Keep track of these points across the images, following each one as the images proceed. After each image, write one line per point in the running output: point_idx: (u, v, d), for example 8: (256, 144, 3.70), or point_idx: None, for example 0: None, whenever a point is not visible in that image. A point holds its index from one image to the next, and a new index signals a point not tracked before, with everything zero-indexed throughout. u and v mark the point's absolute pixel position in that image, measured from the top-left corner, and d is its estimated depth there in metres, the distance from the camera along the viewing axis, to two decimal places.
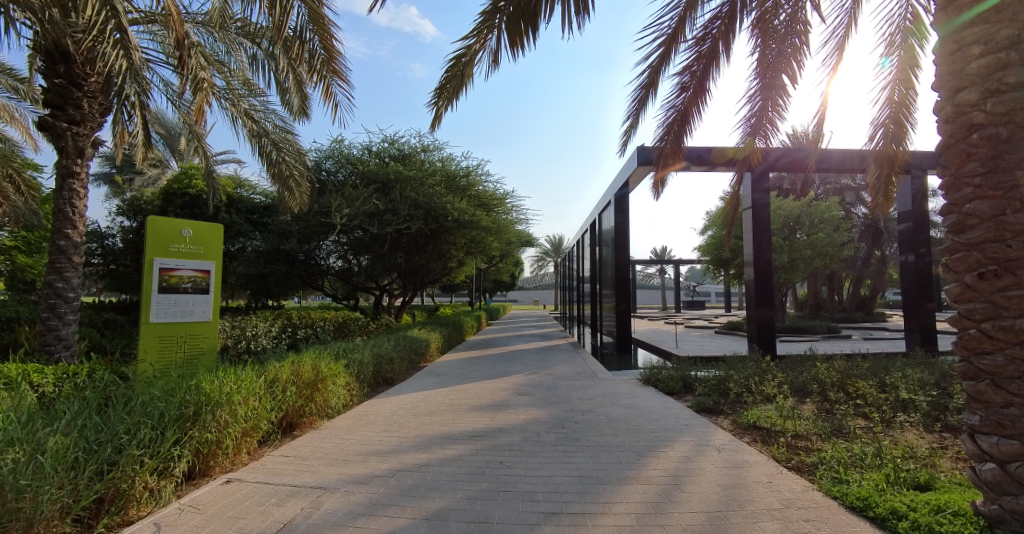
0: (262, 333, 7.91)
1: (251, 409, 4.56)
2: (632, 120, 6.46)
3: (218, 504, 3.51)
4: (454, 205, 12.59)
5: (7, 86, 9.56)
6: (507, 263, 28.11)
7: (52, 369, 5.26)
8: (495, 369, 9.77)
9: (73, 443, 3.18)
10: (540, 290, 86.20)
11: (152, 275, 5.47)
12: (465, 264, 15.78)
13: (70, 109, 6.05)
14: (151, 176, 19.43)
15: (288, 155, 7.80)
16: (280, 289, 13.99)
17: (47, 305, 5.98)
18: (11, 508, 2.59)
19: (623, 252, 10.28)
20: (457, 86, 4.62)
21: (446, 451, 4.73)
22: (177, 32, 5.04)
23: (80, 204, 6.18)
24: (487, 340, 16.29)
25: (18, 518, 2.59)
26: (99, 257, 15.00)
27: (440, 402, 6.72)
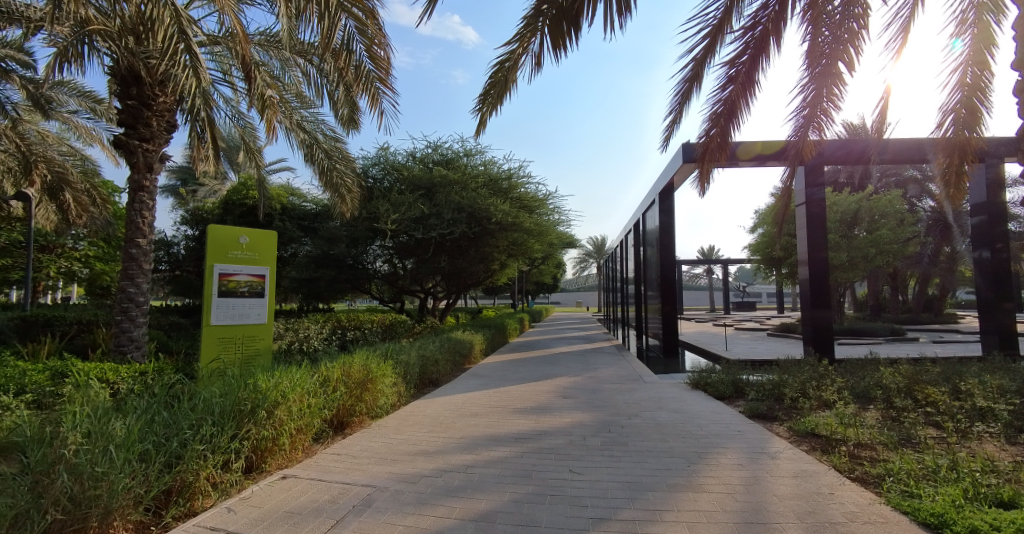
0: (314, 334, 8.21)
1: (305, 408, 4.73)
2: (677, 116, 6.27)
3: (274, 498, 3.66)
4: (498, 207, 12.63)
5: (85, 107, 10.37)
6: (549, 265, 28.02)
7: (125, 367, 5.65)
8: (538, 371, 9.70)
9: (144, 437, 3.41)
10: (582, 291, 85.38)
11: (212, 280, 5.79)
12: (507, 266, 15.79)
13: (141, 127, 6.49)
14: (211, 188, 20.70)
15: (336, 164, 8.05)
16: (330, 292, 14.49)
17: (121, 309, 6.42)
18: (90, 495, 2.82)
19: (669, 252, 9.98)
20: (500, 90, 4.64)
21: (492, 453, 4.72)
22: (241, 50, 5.28)
23: (149, 215, 6.63)
24: (531, 342, 16.20)
25: (97, 505, 2.83)
26: (166, 264, 16.11)
27: (484, 404, 6.73)
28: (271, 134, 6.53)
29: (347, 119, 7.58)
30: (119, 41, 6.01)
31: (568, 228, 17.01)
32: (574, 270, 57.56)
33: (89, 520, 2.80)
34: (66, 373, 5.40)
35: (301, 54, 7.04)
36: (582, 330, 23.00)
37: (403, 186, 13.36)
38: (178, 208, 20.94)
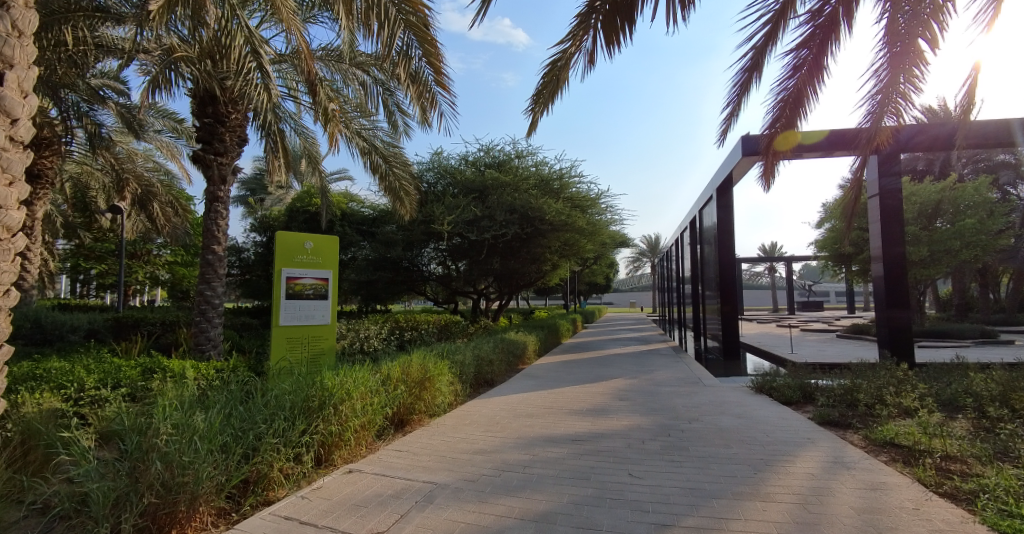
0: (373, 335, 8.53)
1: (368, 405, 4.91)
2: (736, 108, 6.01)
3: (342, 491, 3.81)
4: (550, 206, 12.60)
5: (169, 126, 11.32)
6: (601, 265, 27.64)
7: (205, 365, 6.09)
8: (593, 372, 9.60)
9: (224, 429, 3.67)
10: (633, 292, 83.44)
11: (280, 283, 6.13)
12: (559, 267, 15.72)
13: (216, 142, 7.00)
14: (277, 197, 22.01)
15: (394, 169, 8.31)
16: (387, 294, 15.00)
17: (199, 310, 6.92)
18: (179, 482, 3.08)
19: (728, 249, 9.57)
20: (552, 90, 4.63)
21: (549, 453, 4.69)
22: (306, 66, 5.56)
23: (223, 223, 7.10)
24: (583, 343, 16.02)
25: (185, 491, 3.09)
26: (238, 269, 17.29)
27: (539, 405, 6.71)
28: (331, 144, 6.81)
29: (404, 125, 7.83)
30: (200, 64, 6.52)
31: (621, 227, 16.70)
32: (627, 270, 56.46)
33: (179, 505, 3.06)
34: (155, 368, 5.90)
35: (361, 65, 7.36)
36: (636, 331, 22.48)
37: (456, 189, 13.62)
38: (248, 216, 22.42)
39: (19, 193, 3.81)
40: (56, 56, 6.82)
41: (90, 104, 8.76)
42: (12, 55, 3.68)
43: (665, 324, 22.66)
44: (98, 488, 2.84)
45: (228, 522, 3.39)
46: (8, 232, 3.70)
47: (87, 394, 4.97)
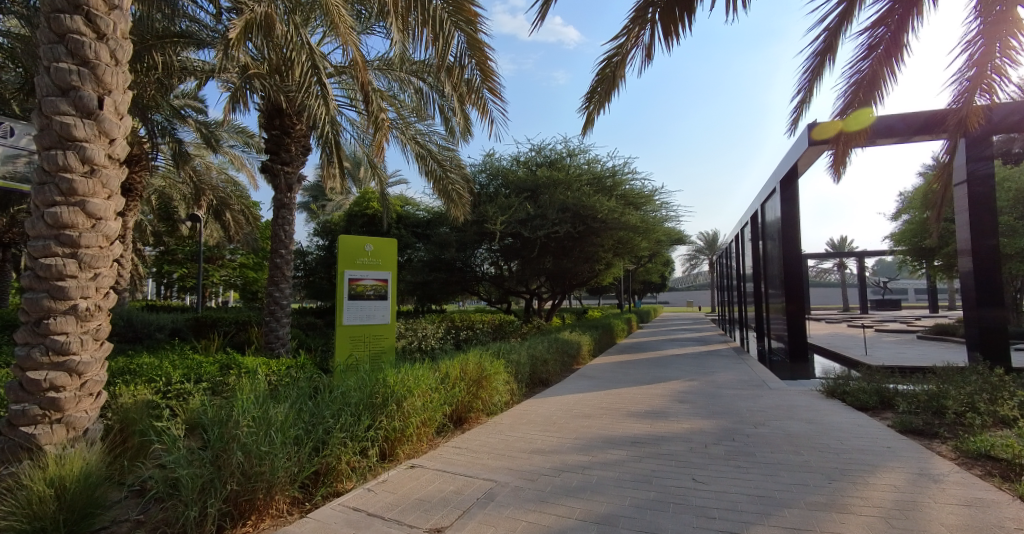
0: (430, 334, 8.75)
1: (428, 402, 5.03)
2: (807, 95, 5.71)
3: (406, 485, 3.93)
4: (603, 204, 12.42)
5: (241, 140, 12.13)
6: (656, 263, 26.99)
7: (276, 362, 6.45)
8: (650, 373, 9.37)
9: (296, 422, 3.89)
10: (688, 291, 80.69)
11: (343, 285, 6.39)
12: (612, 266, 15.49)
13: (282, 153, 7.42)
14: (337, 202, 23.07)
15: (448, 172, 8.48)
16: (442, 294, 15.32)
17: (269, 311, 7.34)
18: (257, 471, 3.30)
19: (794, 245, 9.05)
20: (607, 87, 4.73)
21: (608, 455, 4.63)
22: (363, 76, 5.77)
23: (290, 229, 7.51)
24: (638, 343, 15.68)
25: (262, 480, 3.32)
26: (302, 272, 18.27)
27: (597, 405, 6.64)
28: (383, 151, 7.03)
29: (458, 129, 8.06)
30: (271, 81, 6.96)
31: (676, 224, 16.25)
32: (683, 267, 54.77)
33: (257, 492, 3.30)
34: (231, 365, 6.32)
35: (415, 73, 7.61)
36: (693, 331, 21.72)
37: (509, 190, 13.73)
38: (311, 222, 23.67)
39: (115, 204, 4.18)
40: (147, 80, 7.50)
41: (173, 122, 9.54)
42: (110, 81, 4.08)
43: (725, 323, 21.74)
44: (187, 474, 3.06)
45: (302, 511, 3.60)
46: (106, 240, 4.07)
47: (172, 388, 5.39)
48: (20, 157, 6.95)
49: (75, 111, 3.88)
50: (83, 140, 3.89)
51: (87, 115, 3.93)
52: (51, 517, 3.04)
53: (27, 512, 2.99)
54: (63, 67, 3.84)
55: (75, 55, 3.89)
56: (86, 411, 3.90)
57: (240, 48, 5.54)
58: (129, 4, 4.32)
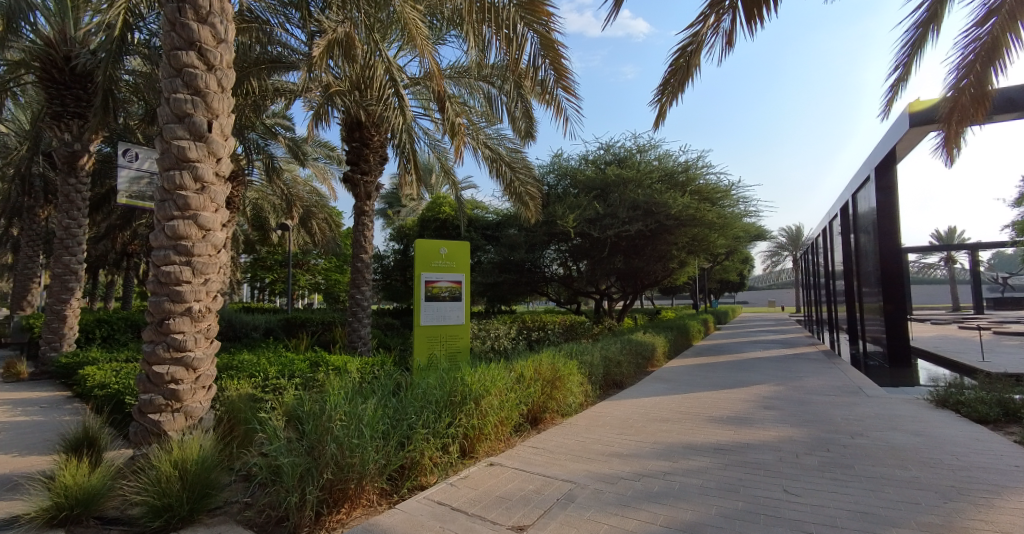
0: (503, 334, 8.91)
1: (504, 402, 5.12)
2: (906, 71, 5.21)
3: (487, 482, 4.04)
4: (676, 200, 12.01)
5: (324, 153, 13.03)
6: (734, 260, 25.58)
7: (361, 360, 6.87)
8: (731, 377, 8.94)
9: (383, 417, 4.12)
10: (767, 290, 75.49)
11: (420, 287, 6.70)
12: (687, 264, 14.89)
13: (362, 163, 7.87)
14: (410, 207, 24.13)
15: (519, 174, 8.58)
16: (512, 295, 15.52)
17: (352, 312, 7.80)
18: (349, 462, 3.53)
19: (892, 239, 8.26)
20: (681, 77, 4.61)
21: (691, 462, 4.48)
22: (439, 85, 5.97)
23: (369, 234, 7.93)
24: (715, 345, 14.96)
25: (353, 471, 3.54)
26: (380, 274, 19.23)
27: (675, 409, 6.44)
28: (459, 155, 7.22)
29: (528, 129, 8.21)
30: (352, 96, 7.43)
31: (755, 218, 15.38)
32: (763, 264, 51.31)
33: (350, 482, 3.53)
34: (320, 362, 6.80)
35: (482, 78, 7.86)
36: (777, 333, 20.31)
37: (577, 189, 13.65)
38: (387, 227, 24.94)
39: (222, 217, 4.63)
40: (246, 103, 8.27)
41: (266, 139, 10.44)
42: (218, 106, 4.54)
43: (812, 323, 20.17)
44: (288, 463, 3.33)
45: (390, 502, 3.80)
46: (215, 249, 4.52)
47: (270, 383, 5.89)
48: (143, 177, 7.89)
49: (189, 135, 4.35)
50: (196, 160, 4.36)
51: (198, 138, 4.40)
52: (176, 496, 3.44)
53: (158, 489, 3.43)
54: (180, 96, 4.33)
55: (190, 86, 4.37)
56: (200, 403, 4.37)
57: (324, 67, 5.94)
58: (233, 35, 4.76)
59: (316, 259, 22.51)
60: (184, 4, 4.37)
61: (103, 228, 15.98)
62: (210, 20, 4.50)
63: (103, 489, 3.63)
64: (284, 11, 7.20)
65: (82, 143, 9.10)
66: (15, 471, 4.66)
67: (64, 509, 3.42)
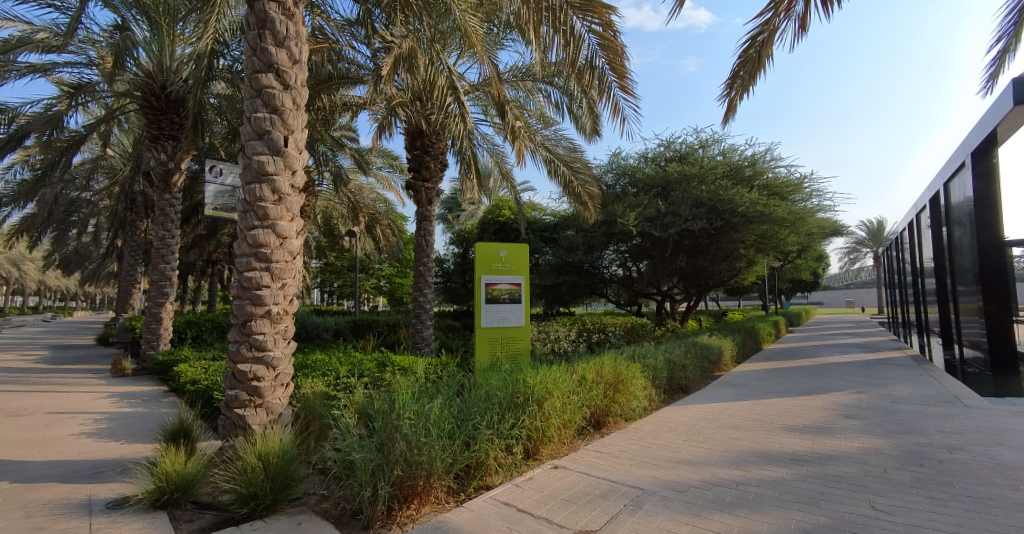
0: (563, 337, 8.88)
1: (566, 404, 5.10)
2: (1011, 43, 4.73)
3: (552, 485, 4.03)
4: (742, 196, 11.49)
5: (387, 162, 13.61)
6: (807, 258, 24.01)
7: (425, 360, 7.08)
8: (807, 383, 8.39)
9: (449, 417, 4.22)
10: (844, 290, 69.96)
11: (481, 289, 6.83)
12: (755, 263, 14.14)
13: (423, 170, 8.14)
14: (469, 211, 24.65)
15: (577, 175, 8.53)
16: (570, 297, 15.43)
17: (415, 314, 8.07)
18: (417, 460, 3.64)
19: (993, 231, 7.44)
20: (751, 67, 4.98)
21: (766, 472, 4.25)
22: (498, 90, 6.05)
23: (431, 239, 8.18)
24: (787, 348, 14.09)
25: (421, 469, 3.65)
26: (440, 277, 19.71)
27: (746, 416, 6.14)
28: (518, 158, 7.29)
29: (586, 128, 8.16)
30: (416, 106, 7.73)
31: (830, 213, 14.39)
32: (840, 262, 47.62)
33: (419, 479, 3.64)
34: (387, 362, 7.09)
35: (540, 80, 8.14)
36: (857, 336, 18.82)
37: (637, 188, 13.37)
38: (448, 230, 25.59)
39: (297, 225, 4.93)
40: (317, 118, 8.80)
41: (335, 151, 11.05)
42: (293, 122, 4.86)
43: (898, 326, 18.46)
44: (361, 458, 3.50)
45: (457, 501, 3.89)
46: (291, 256, 4.83)
47: (341, 381, 6.21)
48: (228, 191, 8.56)
49: (268, 150, 4.68)
50: (273, 173, 4.68)
51: (276, 153, 4.72)
52: (261, 485, 3.70)
53: (245, 479, 3.71)
54: (260, 115, 4.68)
55: (269, 105, 4.71)
56: (279, 399, 4.68)
57: (390, 80, 6.22)
58: (307, 55, 5.08)
59: (380, 264, 23.52)
60: (264, 31, 4.73)
61: (192, 238, 17.54)
62: (287, 43, 4.83)
63: (197, 477, 3.97)
64: (351, 29, 7.59)
65: (175, 162, 10.03)
66: (125, 457, 5.22)
67: (165, 493, 3.80)
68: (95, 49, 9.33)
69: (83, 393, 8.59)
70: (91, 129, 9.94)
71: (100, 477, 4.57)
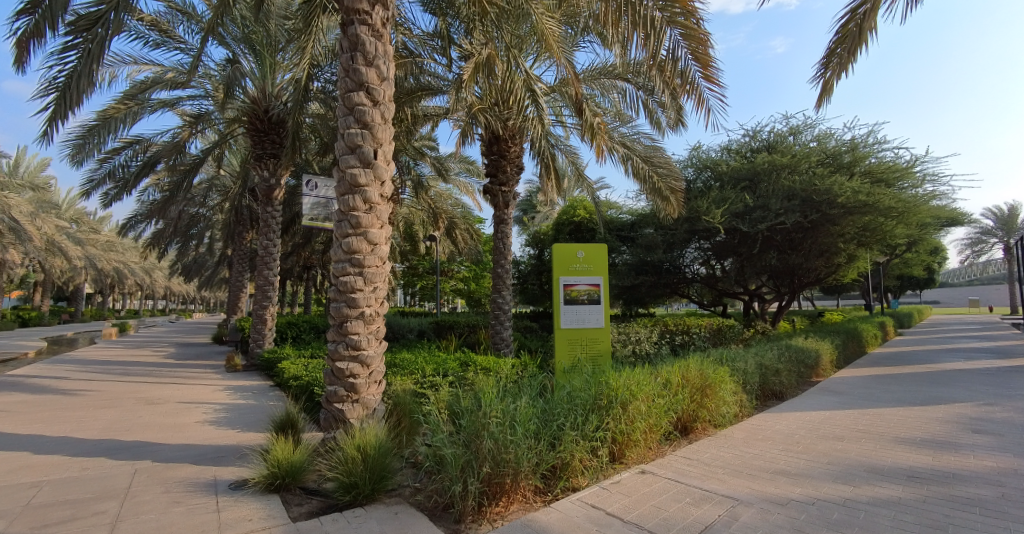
0: (644, 338, 8.68)
1: (650, 408, 5.01)
2: None
3: (640, 490, 3.99)
4: (842, 185, 10.55)
5: (465, 168, 14.08)
6: (920, 252, 21.45)
7: (506, 360, 7.26)
8: (924, 391, 7.53)
9: (533, 417, 4.29)
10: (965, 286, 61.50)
11: (559, 290, 6.90)
12: (857, 259, 12.90)
13: (500, 174, 8.35)
14: (544, 212, 24.82)
15: (657, 171, 8.31)
16: (649, 298, 15.01)
17: (494, 315, 8.28)
18: (504, 458, 3.74)
19: None
20: (851, 43, 4.61)
21: (879, 490, 3.91)
22: (576, 91, 6.07)
23: (508, 241, 8.36)
24: (897, 353, 12.69)
25: (508, 467, 3.74)
26: (516, 278, 20.02)
27: (851, 427, 5.65)
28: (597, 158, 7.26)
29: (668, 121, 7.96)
30: (494, 112, 7.95)
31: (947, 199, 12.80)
32: (960, 254, 42.02)
33: (506, 477, 3.73)
34: (469, 362, 7.35)
35: (618, 77, 8.05)
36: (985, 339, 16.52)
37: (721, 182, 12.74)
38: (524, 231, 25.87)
39: (386, 232, 5.26)
40: (401, 131, 9.32)
41: (416, 160, 11.60)
42: (382, 136, 5.19)
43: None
44: (451, 454, 3.68)
45: (544, 501, 3.95)
46: (381, 261, 5.17)
47: (427, 379, 6.53)
48: (322, 202, 9.27)
49: (359, 163, 5.05)
50: (365, 185, 5.04)
51: (367, 165, 5.08)
52: (360, 476, 4.00)
53: (346, 469, 4.03)
54: (353, 131, 5.05)
55: (360, 121, 5.08)
56: (373, 395, 5.02)
57: (471, 89, 6.47)
58: (394, 72, 5.40)
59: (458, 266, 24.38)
60: (356, 53, 5.11)
61: (290, 246, 19.21)
62: (376, 62, 5.17)
63: (304, 465, 4.37)
64: (432, 43, 7.94)
65: (276, 178, 11.05)
66: (242, 444, 5.86)
67: (278, 478, 4.23)
68: (211, 82, 10.54)
69: (206, 386, 9.74)
70: (208, 153, 11.23)
71: (225, 461, 5.19)
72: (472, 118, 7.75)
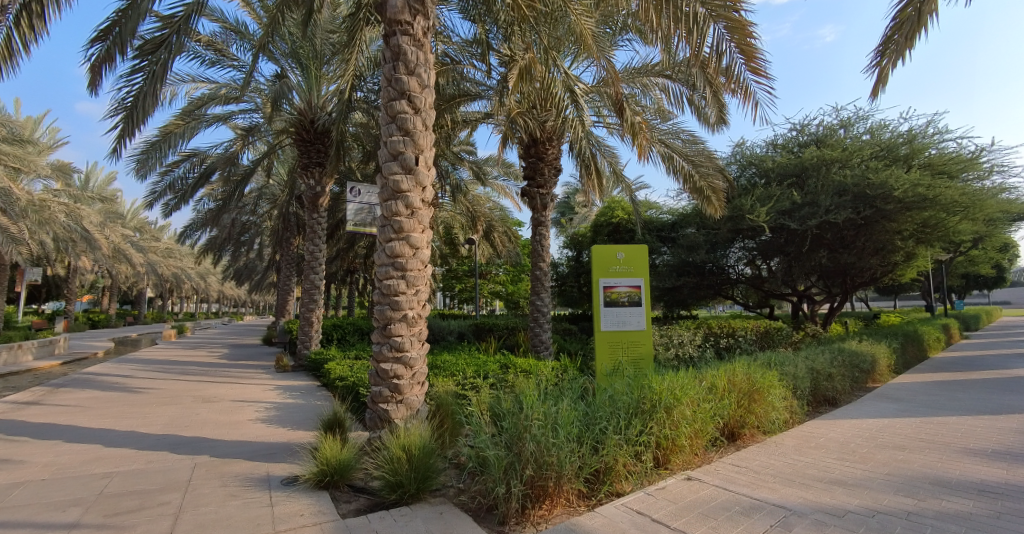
0: (687, 341, 8.49)
1: (695, 413, 4.90)
2: None
3: (686, 497, 3.90)
4: (898, 178, 9.99)
5: (503, 171, 14.19)
6: (990, 248, 19.91)
7: (546, 362, 7.27)
8: (995, 399, 7.01)
9: (574, 420, 4.28)
10: None
11: (599, 292, 6.86)
12: (916, 257, 12.16)
13: (538, 176, 8.38)
14: (583, 213, 24.66)
15: (699, 169, 8.13)
16: (691, 300, 14.66)
17: (533, 318, 8.30)
18: (546, 461, 3.75)
19: None
20: (909, 28, 4.39)
21: (946, 503, 3.68)
22: (615, 90, 6.04)
23: (546, 243, 8.37)
24: (963, 357, 11.86)
25: (551, 469, 3.74)
26: (554, 279, 20.00)
27: (914, 436, 5.33)
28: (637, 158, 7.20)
29: (711, 118, 7.78)
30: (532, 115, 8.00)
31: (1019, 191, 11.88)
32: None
33: (549, 480, 3.75)
34: (509, 365, 7.41)
35: (659, 74, 7.94)
36: None
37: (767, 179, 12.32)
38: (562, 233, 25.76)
39: (427, 236, 5.38)
40: (441, 137, 9.51)
41: (455, 165, 11.78)
42: (423, 143, 5.32)
43: None
44: (493, 455, 3.74)
45: (588, 505, 3.93)
46: (423, 264, 5.29)
47: (468, 381, 6.63)
48: (365, 208, 9.56)
49: (402, 169, 5.19)
50: (407, 190, 5.18)
51: (409, 171, 5.21)
52: (405, 475, 4.11)
53: (392, 468, 4.14)
54: (395, 139, 5.20)
55: (402, 128, 5.22)
56: (416, 396, 5.14)
57: (510, 93, 6.55)
58: (434, 79, 5.52)
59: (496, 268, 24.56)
60: (398, 62, 5.26)
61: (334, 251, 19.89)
62: (417, 70, 5.31)
63: (351, 463, 4.52)
64: (470, 49, 8.08)
65: (321, 186, 11.46)
66: (293, 442, 6.12)
67: (327, 475, 4.39)
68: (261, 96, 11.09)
69: (259, 385, 10.22)
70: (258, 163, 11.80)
71: (277, 457, 5.44)
72: (510, 122, 7.82)
